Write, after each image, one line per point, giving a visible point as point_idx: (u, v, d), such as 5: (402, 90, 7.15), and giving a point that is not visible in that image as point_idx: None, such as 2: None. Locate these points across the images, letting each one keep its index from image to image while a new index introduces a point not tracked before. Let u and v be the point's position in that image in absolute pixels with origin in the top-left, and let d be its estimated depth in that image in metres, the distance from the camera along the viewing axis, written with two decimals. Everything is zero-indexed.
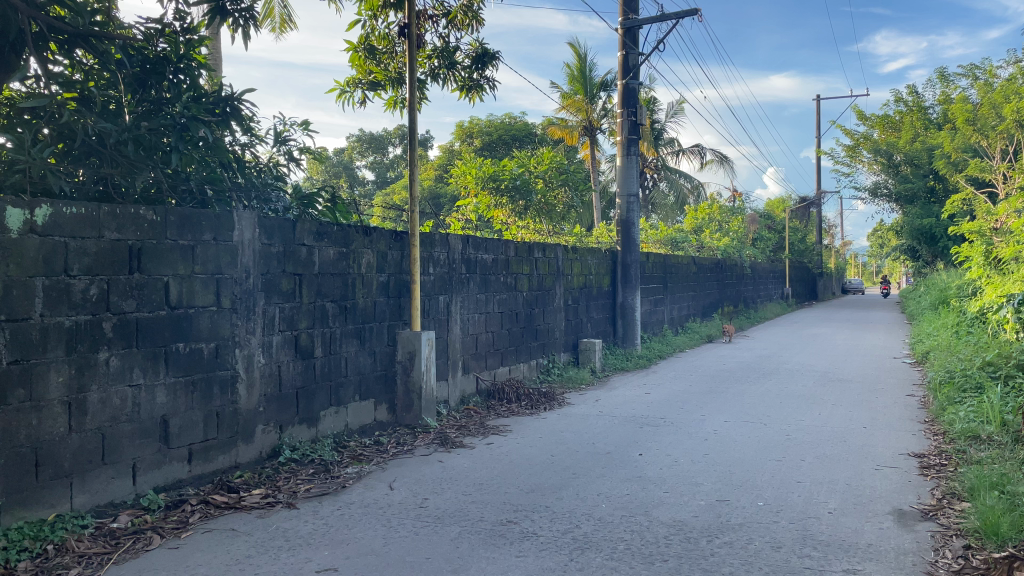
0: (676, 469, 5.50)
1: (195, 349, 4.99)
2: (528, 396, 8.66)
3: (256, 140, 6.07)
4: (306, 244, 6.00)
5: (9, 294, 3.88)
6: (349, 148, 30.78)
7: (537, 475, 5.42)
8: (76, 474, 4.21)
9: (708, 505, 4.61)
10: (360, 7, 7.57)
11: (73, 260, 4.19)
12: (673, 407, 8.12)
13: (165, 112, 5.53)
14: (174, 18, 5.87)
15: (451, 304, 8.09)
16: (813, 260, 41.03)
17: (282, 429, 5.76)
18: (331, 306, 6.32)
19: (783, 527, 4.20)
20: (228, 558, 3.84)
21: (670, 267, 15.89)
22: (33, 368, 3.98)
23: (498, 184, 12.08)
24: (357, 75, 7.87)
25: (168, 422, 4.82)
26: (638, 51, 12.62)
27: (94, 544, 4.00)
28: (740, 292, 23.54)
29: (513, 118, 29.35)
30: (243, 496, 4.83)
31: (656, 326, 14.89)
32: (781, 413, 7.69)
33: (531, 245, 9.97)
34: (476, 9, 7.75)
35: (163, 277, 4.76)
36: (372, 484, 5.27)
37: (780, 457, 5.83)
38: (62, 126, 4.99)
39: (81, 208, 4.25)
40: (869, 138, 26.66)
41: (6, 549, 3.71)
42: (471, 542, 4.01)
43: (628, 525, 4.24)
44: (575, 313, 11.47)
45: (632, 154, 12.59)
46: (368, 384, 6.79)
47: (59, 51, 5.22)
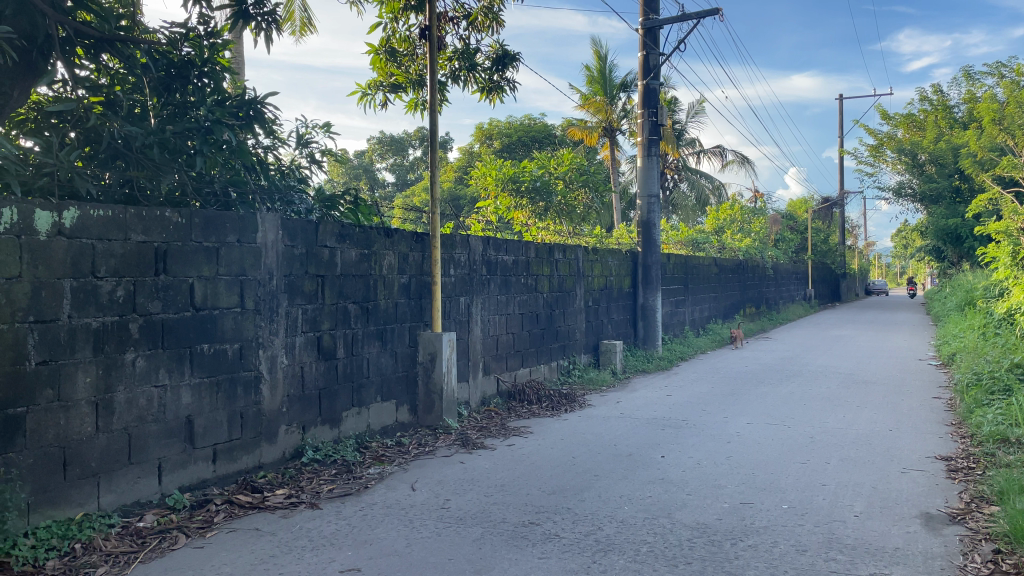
0: (698, 471, 5.47)
1: (219, 350, 5.04)
2: (549, 397, 8.65)
3: (279, 143, 6.11)
4: (328, 245, 6.04)
5: (38, 295, 3.94)
6: (370, 150, 30.95)
7: (559, 476, 5.41)
8: (103, 473, 4.26)
9: (732, 507, 4.57)
10: (381, 10, 7.61)
11: (101, 262, 4.25)
12: (695, 409, 8.07)
13: (189, 116, 5.59)
14: (198, 22, 5.94)
15: (471, 305, 8.10)
16: (836, 261, 40.66)
17: (305, 430, 5.79)
18: (353, 308, 6.35)
19: (808, 530, 4.17)
20: (252, 558, 3.86)
21: (691, 268, 15.82)
22: (62, 368, 4.03)
23: (518, 185, 12.09)
24: (378, 78, 7.93)
25: (193, 422, 4.86)
26: (659, 51, 12.56)
27: (121, 543, 4.05)
28: (762, 293, 23.39)
29: (533, 119, 29.36)
30: (267, 496, 4.87)
31: (677, 328, 14.82)
32: (806, 415, 7.63)
33: (552, 246, 9.96)
34: (496, 10, 7.76)
35: (187, 278, 4.81)
36: (394, 484, 5.30)
37: (805, 460, 5.78)
38: (88, 130, 5.16)
39: (108, 211, 4.29)
40: (893, 138, 26.38)
41: (36, 548, 3.76)
42: (494, 543, 4.01)
43: (651, 527, 4.23)
44: (595, 314, 11.44)
45: (653, 155, 12.54)
46: (390, 385, 6.81)
47: (86, 55, 5.31)
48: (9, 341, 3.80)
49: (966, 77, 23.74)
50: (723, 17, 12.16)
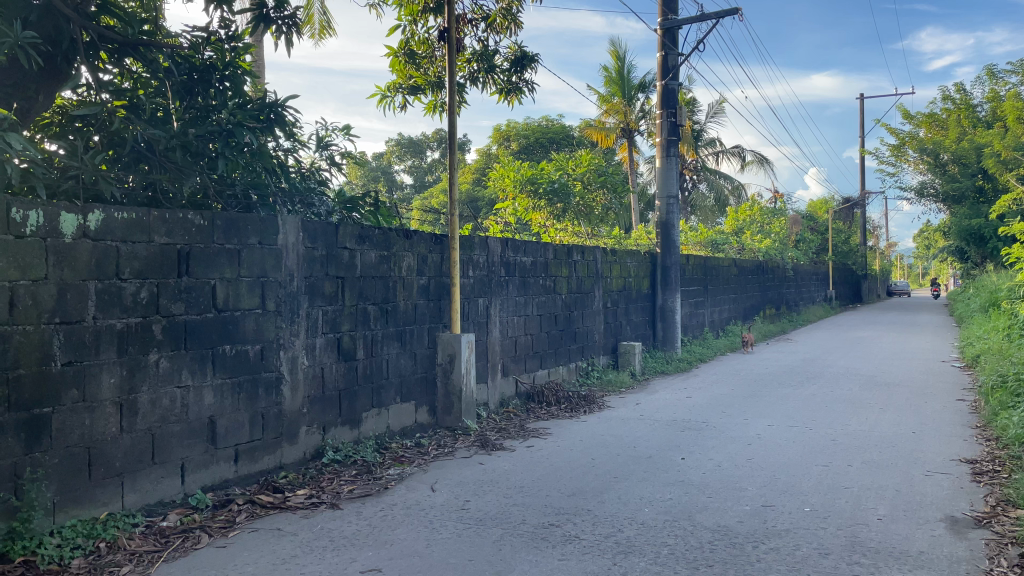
0: (719, 473, 5.43)
1: (241, 351, 5.08)
2: (567, 399, 8.64)
3: (299, 145, 6.15)
4: (348, 247, 6.07)
5: (63, 297, 3.98)
6: (388, 152, 31.09)
7: (578, 478, 5.40)
8: (126, 473, 4.31)
9: (753, 510, 4.54)
10: (400, 12, 7.64)
11: (125, 264, 4.30)
12: (715, 411, 8.02)
13: (211, 119, 5.64)
14: (219, 26, 5.99)
15: (490, 306, 8.11)
16: (857, 262, 40.29)
17: (325, 431, 5.82)
18: (373, 309, 6.38)
19: (831, 533, 4.13)
20: (274, 558, 3.89)
21: (711, 270, 15.74)
22: (86, 369, 4.08)
23: (537, 187, 12.08)
24: (398, 80, 7.96)
25: (216, 423, 4.90)
26: (678, 51, 12.51)
27: (144, 542, 4.09)
28: (782, 294, 23.23)
29: (551, 121, 29.33)
30: (289, 496, 4.90)
31: (696, 330, 14.74)
32: (827, 417, 7.56)
33: (570, 247, 9.94)
34: (515, 12, 7.77)
35: (210, 280, 4.85)
36: (414, 485, 5.31)
37: (827, 462, 5.73)
38: (112, 134, 5.22)
39: (131, 213, 4.34)
40: (915, 138, 26.11)
41: (61, 547, 3.81)
42: (514, 545, 4.01)
43: (672, 530, 4.21)
44: (614, 316, 11.40)
45: (672, 155, 12.49)
46: (409, 386, 6.83)
47: (110, 60, 5.46)
48: (36, 342, 3.85)
49: (989, 75, 23.45)
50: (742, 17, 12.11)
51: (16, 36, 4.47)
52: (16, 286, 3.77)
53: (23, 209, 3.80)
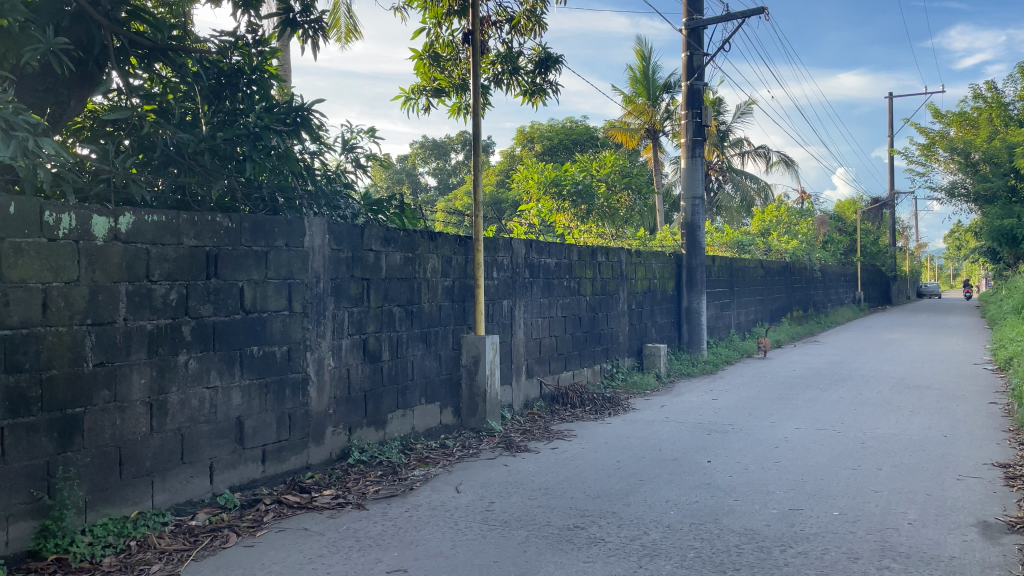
0: (745, 477, 5.38)
1: (268, 351, 5.13)
2: (592, 401, 8.62)
3: (325, 148, 6.20)
4: (374, 249, 6.10)
5: (95, 299, 4.04)
6: (412, 155, 31.21)
7: (603, 480, 5.38)
8: (157, 472, 4.37)
9: (781, 513, 4.50)
10: (425, 15, 7.68)
11: (155, 266, 4.36)
12: (741, 413, 7.96)
13: (239, 122, 5.70)
14: (247, 31, 6.09)
15: (514, 308, 8.11)
16: (886, 262, 39.80)
17: (351, 431, 5.86)
18: (398, 311, 6.40)
19: (860, 537, 4.08)
20: (301, 558, 3.91)
21: (737, 271, 15.62)
22: (118, 369, 4.14)
23: (560, 188, 12.01)
24: (422, 83, 7.99)
25: (244, 423, 4.95)
26: (703, 52, 12.44)
27: (174, 540, 4.15)
28: (810, 296, 23.00)
29: (575, 122, 29.24)
30: (315, 496, 4.94)
31: (722, 331, 14.63)
32: (856, 420, 7.47)
33: (594, 248, 9.91)
34: (539, 13, 7.78)
35: (237, 282, 4.91)
36: (439, 486, 5.33)
37: (856, 466, 5.66)
38: (142, 138, 5.32)
39: (162, 216, 4.40)
40: (945, 138, 25.74)
41: (93, 545, 3.87)
42: (539, 546, 4.01)
43: (698, 533, 4.18)
44: (639, 317, 11.35)
45: (698, 156, 12.42)
46: (434, 387, 6.85)
47: (140, 65, 5.57)
48: (68, 343, 3.91)
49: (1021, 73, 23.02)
50: (768, 17, 12.00)
51: (49, 42, 4.62)
52: (49, 287, 3.83)
53: (56, 213, 3.88)
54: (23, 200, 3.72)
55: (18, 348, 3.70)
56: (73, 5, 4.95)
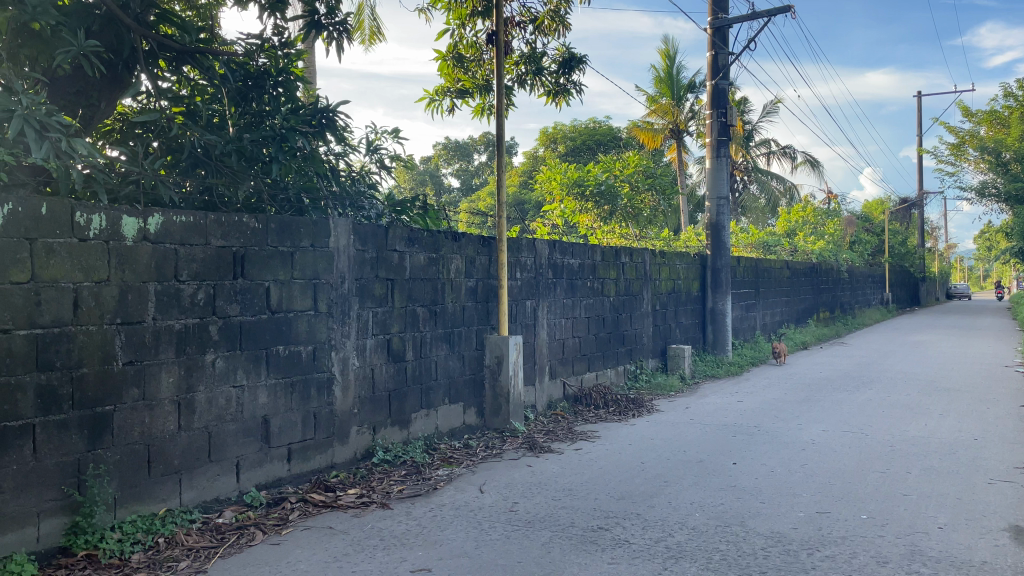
0: (771, 479, 5.33)
1: (294, 351, 5.17)
2: (616, 402, 8.59)
3: (349, 149, 6.23)
4: (398, 249, 6.13)
5: (125, 299, 4.10)
6: (435, 157, 31.34)
7: (628, 482, 5.36)
8: (184, 470, 4.42)
9: (808, 517, 4.45)
10: (448, 17, 7.70)
11: (183, 266, 4.41)
12: (767, 415, 7.89)
13: (266, 124, 5.76)
14: (273, 33, 6.17)
15: (538, 309, 8.11)
16: (915, 264, 39.24)
17: (375, 431, 5.89)
18: (422, 311, 6.42)
19: (889, 541, 4.02)
20: (326, 556, 3.93)
21: (763, 271, 15.49)
22: (146, 368, 4.20)
23: (584, 188, 12.06)
24: (446, 84, 8.00)
25: (270, 422, 4.99)
26: (728, 51, 12.34)
27: (202, 538, 4.19)
28: (837, 297, 22.77)
29: (598, 122, 29.14)
30: (340, 496, 4.96)
31: (747, 333, 14.52)
32: (884, 423, 7.36)
33: (618, 249, 9.87)
34: (563, 13, 7.77)
35: (264, 282, 4.96)
36: (463, 486, 5.34)
37: (884, 469, 5.58)
38: (170, 141, 5.46)
39: (190, 217, 4.46)
40: (976, 136, 25.33)
41: (122, 541, 3.92)
42: (563, 547, 4.00)
43: (723, 535, 4.14)
44: (663, 318, 11.29)
45: (722, 156, 12.33)
46: (458, 388, 6.86)
47: (168, 67, 5.62)
48: (98, 342, 3.96)
49: None
50: (794, 16, 11.88)
51: (80, 45, 4.68)
52: (80, 287, 3.89)
53: (87, 213, 3.93)
54: (55, 201, 3.78)
55: (50, 346, 3.76)
56: (104, 9, 5.05)
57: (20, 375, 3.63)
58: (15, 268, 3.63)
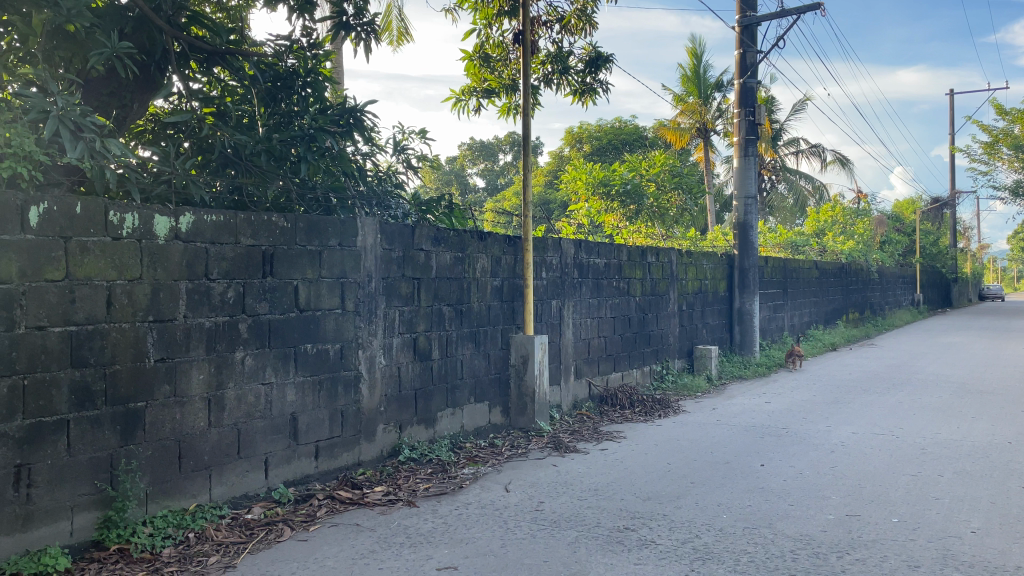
0: (799, 481, 5.27)
1: (322, 349, 5.21)
2: (641, 402, 8.56)
3: (377, 149, 6.27)
4: (424, 248, 6.15)
5: (157, 296, 4.16)
6: (461, 157, 31.44)
7: (654, 482, 5.33)
8: (214, 466, 4.48)
9: (837, 519, 4.40)
10: (475, 17, 7.72)
11: (213, 265, 4.46)
12: (795, 417, 7.81)
13: (294, 124, 5.83)
14: (302, 34, 6.23)
15: (563, 308, 8.10)
16: (947, 264, 38.54)
17: (402, 429, 5.92)
18: (448, 310, 6.44)
19: (921, 545, 3.97)
20: (353, 553, 3.96)
21: (791, 272, 15.35)
22: (178, 365, 4.26)
23: (609, 188, 11.99)
24: (472, 84, 8.02)
25: (298, 420, 5.04)
26: (756, 49, 12.23)
27: (231, 533, 4.23)
28: (867, 298, 22.52)
29: (624, 122, 29.03)
30: (367, 493, 4.99)
31: (775, 334, 14.38)
32: (914, 425, 7.26)
33: (644, 249, 9.82)
34: (590, 12, 7.75)
35: (292, 280, 5.00)
36: (488, 485, 5.35)
37: (915, 472, 5.50)
38: (201, 141, 5.56)
39: (220, 216, 4.51)
40: (1011, 135, 24.88)
41: (153, 536, 3.98)
42: (589, 547, 4.00)
43: (752, 538, 4.11)
44: (689, 318, 11.22)
45: (750, 155, 12.22)
46: (483, 387, 6.88)
47: (199, 69, 5.73)
48: (130, 339, 4.02)
49: None
50: (824, 12, 11.75)
51: (114, 47, 4.72)
52: (113, 285, 3.95)
53: (120, 212, 3.99)
54: (89, 201, 3.84)
55: (84, 343, 3.82)
56: (136, 11, 5.14)
57: (55, 371, 3.70)
58: (50, 266, 3.69)
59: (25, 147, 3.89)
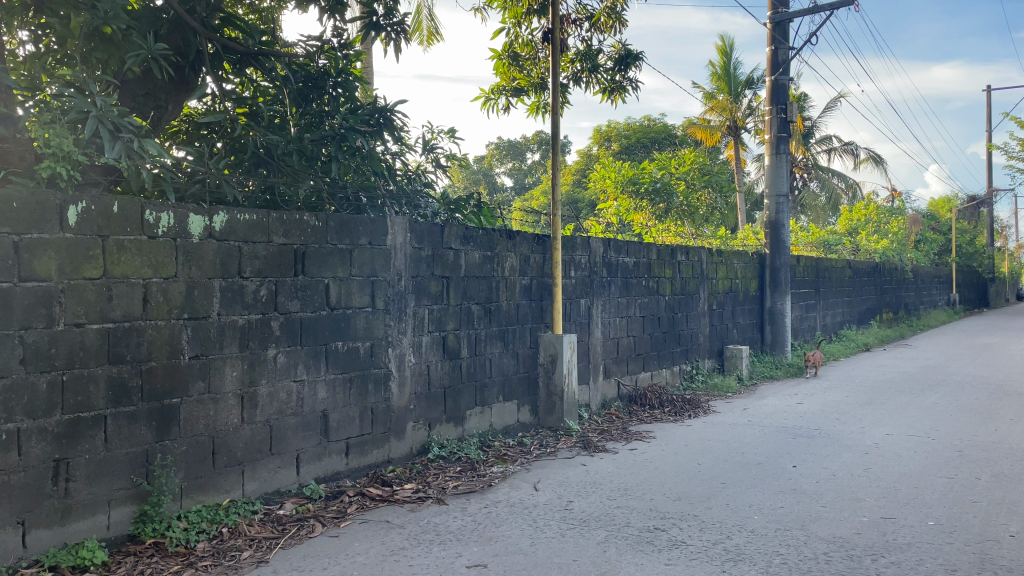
0: (832, 483, 5.20)
1: (352, 347, 5.25)
2: (671, 402, 8.51)
3: (406, 149, 6.30)
4: (453, 247, 6.17)
5: (191, 294, 4.22)
6: (489, 156, 31.51)
7: (685, 483, 5.30)
8: (247, 462, 4.53)
9: (872, 522, 4.34)
10: (504, 16, 7.72)
11: (247, 263, 4.52)
12: (827, 418, 7.71)
13: (325, 125, 5.89)
14: (332, 35, 6.28)
15: (592, 307, 8.07)
16: (985, 264, 37.77)
17: (431, 427, 5.94)
18: (476, 309, 6.45)
19: (958, 549, 3.90)
20: (384, 549, 3.98)
21: (823, 271, 15.15)
22: (211, 362, 4.31)
23: (638, 188, 11.89)
24: (501, 83, 8.03)
25: (329, 416, 5.08)
26: (788, 46, 12.08)
27: (264, 529, 4.28)
28: (901, 298, 22.18)
29: (653, 120, 28.86)
30: (397, 490, 5.02)
31: (807, 334, 14.21)
32: (951, 427, 7.13)
33: (673, 247, 9.76)
34: (619, 10, 7.72)
35: (324, 279, 5.05)
36: (518, 484, 5.35)
37: (952, 475, 5.40)
38: (234, 141, 5.66)
39: (253, 215, 4.57)
40: None
41: (188, 530, 4.04)
42: (619, 547, 3.98)
43: (784, 539, 4.07)
44: (720, 318, 11.12)
45: (782, 153, 12.08)
46: (512, 386, 6.89)
47: (233, 70, 5.83)
48: (166, 336, 4.09)
49: None
50: (858, 8, 11.58)
51: (150, 48, 4.78)
52: (149, 283, 4.01)
53: (156, 211, 4.05)
54: (126, 200, 3.91)
55: (121, 341, 3.88)
56: (171, 13, 5.20)
57: (92, 367, 3.76)
58: (88, 265, 3.76)
59: (63, 148, 3.98)
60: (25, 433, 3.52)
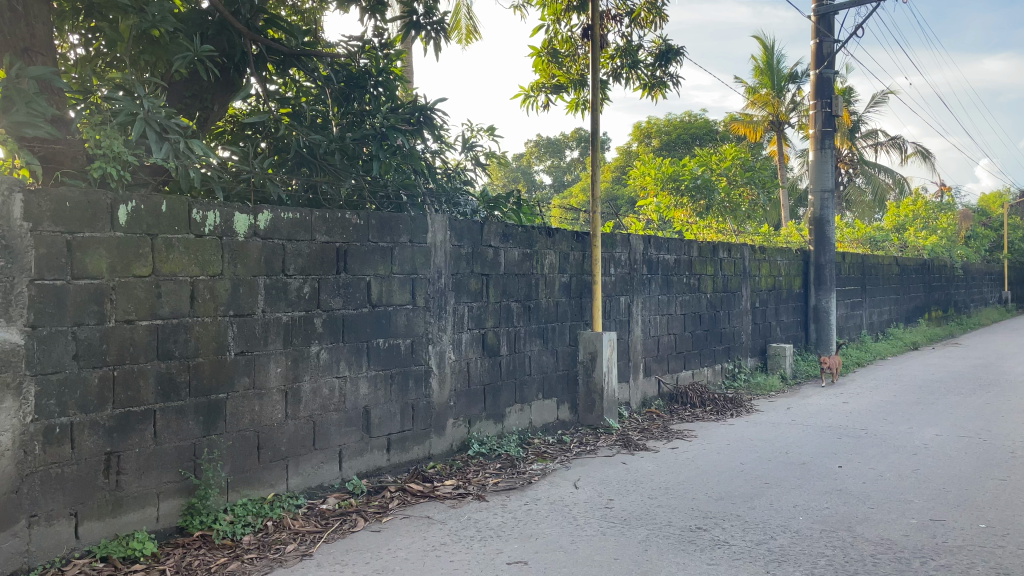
0: (879, 483, 5.11)
1: (393, 344, 5.30)
2: (713, 401, 8.43)
3: (445, 147, 6.34)
4: (493, 245, 6.18)
5: (237, 292, 4.29)
6: (528, 154, 31.51)
7: (727, 483, 5.23)
8: (291, 457, 4.60)
9: (920, 523, 4.25)
10: (543, 13, 7.71)
11: (290, 261, 4.59)
12: (874, 418, 7.55)
13: (366, 123, 5.96)
14: (373, 35, 6.34)
15: (632, 305, 8.02)
16: None
17: (471, 424, 5.97)
18: (516, 306, 6.46)
19: (1010, 552, 3.79)
20: (425, 545, 4.01)
21: (869, 268, 14.83)
22: (256, 358, 4.39)
23: (679, 184, 11.87)
24: (541, 80, 8.01)
25: (370, 413, 5.13)
26: (833, 38, 11.84)
27: (308, 522, 4.34)
28: (951, 296, 21.61)
29: (694, 116, 28.60)
30: (437, 486, 5.05)
31: (853, 333, 13.94)
32: (1004, 428, 6.93)
33: (715, 244, 9.65)
34: (660, 5, 7.64)
35: (365, 277, 5.09)
36: (558, 481, 5.34)
37: (1004, 476, 5.26)
38: (277, 141, 5.76)
39: (296, 213, 4.63)
40: None
41: (234, 523, 4.11)
42: (660, 546, 3.95)
43: (829, 540, 4.00)
44: (762, 316, 10.97)
45: (827, 147, 11.85)
46: (552, 384, 6.88)
47: (276, 71, 5.95)
48: (212, 333, 4.17)
49: None
50: None
51: (196, 50, 4.85)
52: (196, 281, 4.09)
53: (202, 210, 4.13)
54: (174, 199, 3.99)
55: (169, 337, 3.97)
56: (216, 15, 5.28)
57: (142, 362, 3.85)
58: (138, 263, 3.84)
59: (114, 149, 4.06)
60: (77, 427, 3.61)
